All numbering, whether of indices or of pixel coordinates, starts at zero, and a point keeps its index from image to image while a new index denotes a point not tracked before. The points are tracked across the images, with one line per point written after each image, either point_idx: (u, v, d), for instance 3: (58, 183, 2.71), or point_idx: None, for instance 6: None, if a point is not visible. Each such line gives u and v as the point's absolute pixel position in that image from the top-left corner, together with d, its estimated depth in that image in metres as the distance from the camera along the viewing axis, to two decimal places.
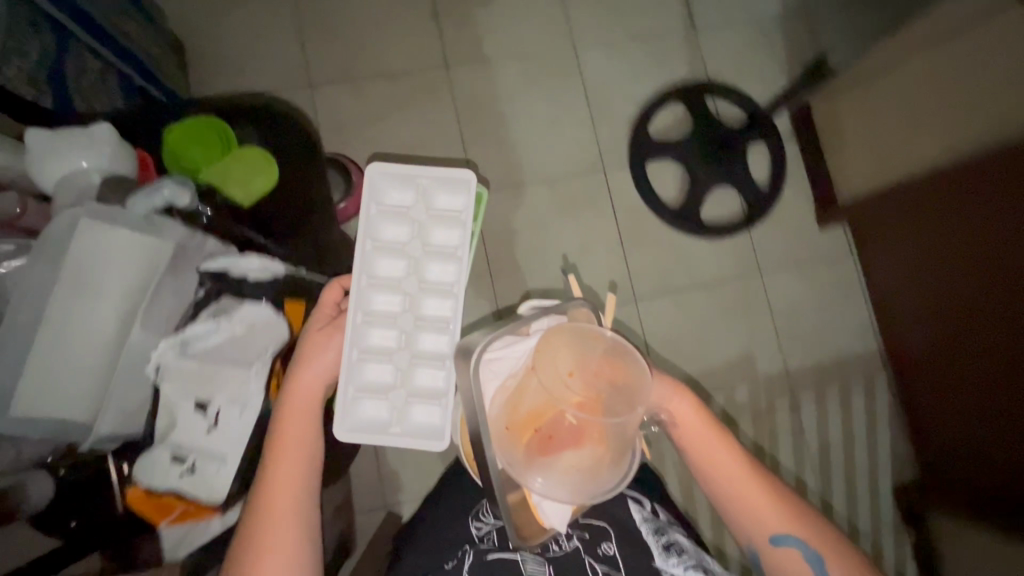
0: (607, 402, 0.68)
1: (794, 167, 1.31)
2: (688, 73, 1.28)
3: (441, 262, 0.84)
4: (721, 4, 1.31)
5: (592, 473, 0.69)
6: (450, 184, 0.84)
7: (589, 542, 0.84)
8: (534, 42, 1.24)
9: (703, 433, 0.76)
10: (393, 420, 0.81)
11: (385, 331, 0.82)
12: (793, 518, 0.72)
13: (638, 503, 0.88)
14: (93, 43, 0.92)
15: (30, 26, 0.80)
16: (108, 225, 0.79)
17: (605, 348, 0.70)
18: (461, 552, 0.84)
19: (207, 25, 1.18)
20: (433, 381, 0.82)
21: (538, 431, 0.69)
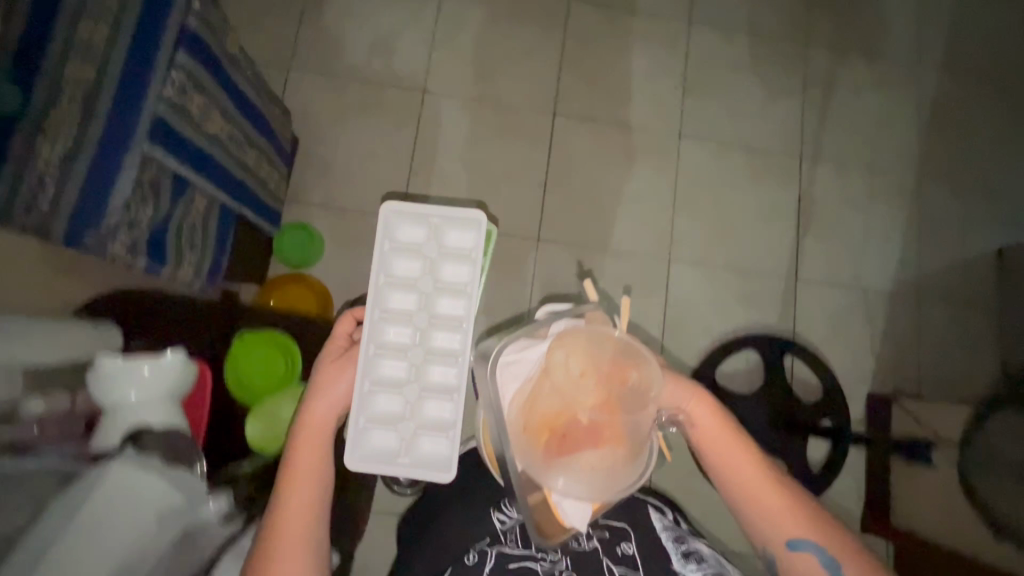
0: (623, 403, 0.61)
1: (854, 456, 1.15)
2: (776, 318, 1.19)
3: (452, 297, 0.66)
4: (836, 254, 1.23)
5: (612, 478, 0.61)
6: (463, 220, 0.66)
7: (609, 542, 0.75)
8: (633, 240, 1.20)
9: (721, 435, 0.66)
10: (400, 452, 0.64)
11: (394, 364, 0.65)
12: (826, 528, 0.63)
13: (659, 511, 0.80)
14: (214, 192, 0.77)
15: (155, 187, 0.66)
16: (146, 474, 0.50)
17: (619, 347, 0.63)
18: (483, 546, 0.75)
19: (323, 127, 1.16)
20: (444, 420, 0.64)
21: (555, 433, 0.60)
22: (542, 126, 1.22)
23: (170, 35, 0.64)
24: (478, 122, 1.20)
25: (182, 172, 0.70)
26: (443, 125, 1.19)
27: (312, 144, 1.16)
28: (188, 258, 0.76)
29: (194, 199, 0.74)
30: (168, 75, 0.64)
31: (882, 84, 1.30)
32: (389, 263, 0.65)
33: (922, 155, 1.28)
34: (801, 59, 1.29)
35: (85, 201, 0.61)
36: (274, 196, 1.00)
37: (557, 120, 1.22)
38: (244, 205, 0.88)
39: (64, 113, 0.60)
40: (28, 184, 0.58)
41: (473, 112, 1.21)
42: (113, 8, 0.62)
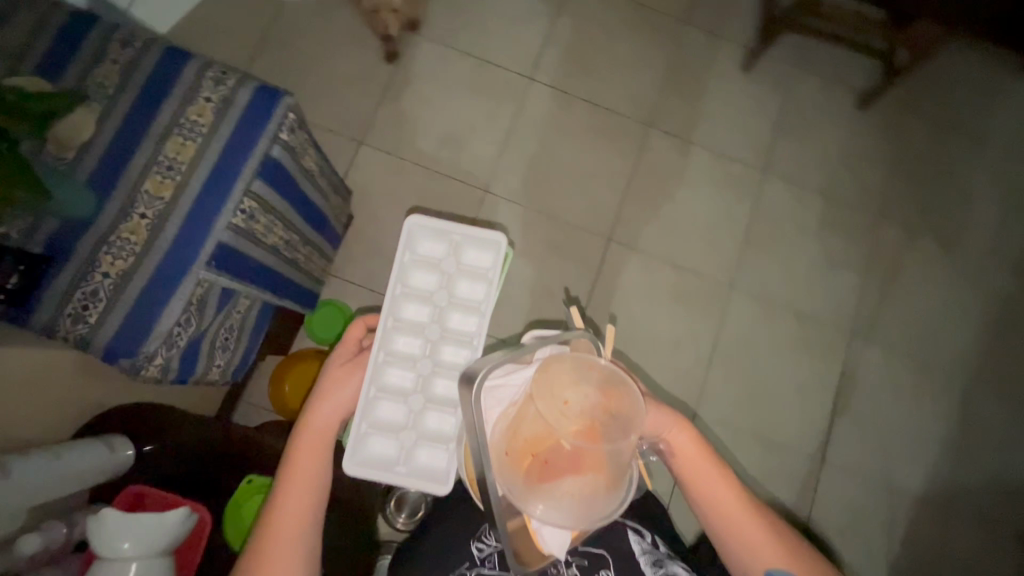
0: (604, 432, 0.52)
1: None
2: (795, 493, 1.14)
3: (464, 313, 0.73)
4: (871, 437, 1.18)
5: (592, 505, 0.54)
6: (481, 241, 0.73)
7: (588, 570, 0.72)
8: (663, 378, 1.17)
9: (701, 467, 0.67)
10: (399, 460, 0.69)
11: (403, 372, 0.70)
12: (791, 552, 0.66)
13: (637, 532, 0.76)
14: (258, 293, 0.75)
15: (202, 299, 0.64)
16: None
17: (603, 374, 0.56)
18: (460, 573, 0.72)
19: (380, 201, 1.17)
20: (445, 428, 0.70)
21: (537, 457, 0.52)
22: (597, 248, 1.21)
23: (251, 164, 0.64)
24: (535, 228, 1.20)
25: (231, 281, 0.68)
26: (503, 224, 1.20)
27: (366, 220, 1.16)
28: (223, 357, 0.75)
29: (237, 302, 0.72)
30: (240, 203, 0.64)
31: (952, 265, 1.26)
32: (408, 275, 0.72)
33: (984, 341, 1.23)
34: (870, 229, 1.26)
35: (131, 319, 0.60)
36: (314, 278, 0.97)
37: (613, 240, 1.22)
38: (288, 299, 0.88)
39: (130, 235, 0.61)
40: (81, 290, 0.59)
41: (532, 215, 1.21)
42: (200, 136, 0.64)
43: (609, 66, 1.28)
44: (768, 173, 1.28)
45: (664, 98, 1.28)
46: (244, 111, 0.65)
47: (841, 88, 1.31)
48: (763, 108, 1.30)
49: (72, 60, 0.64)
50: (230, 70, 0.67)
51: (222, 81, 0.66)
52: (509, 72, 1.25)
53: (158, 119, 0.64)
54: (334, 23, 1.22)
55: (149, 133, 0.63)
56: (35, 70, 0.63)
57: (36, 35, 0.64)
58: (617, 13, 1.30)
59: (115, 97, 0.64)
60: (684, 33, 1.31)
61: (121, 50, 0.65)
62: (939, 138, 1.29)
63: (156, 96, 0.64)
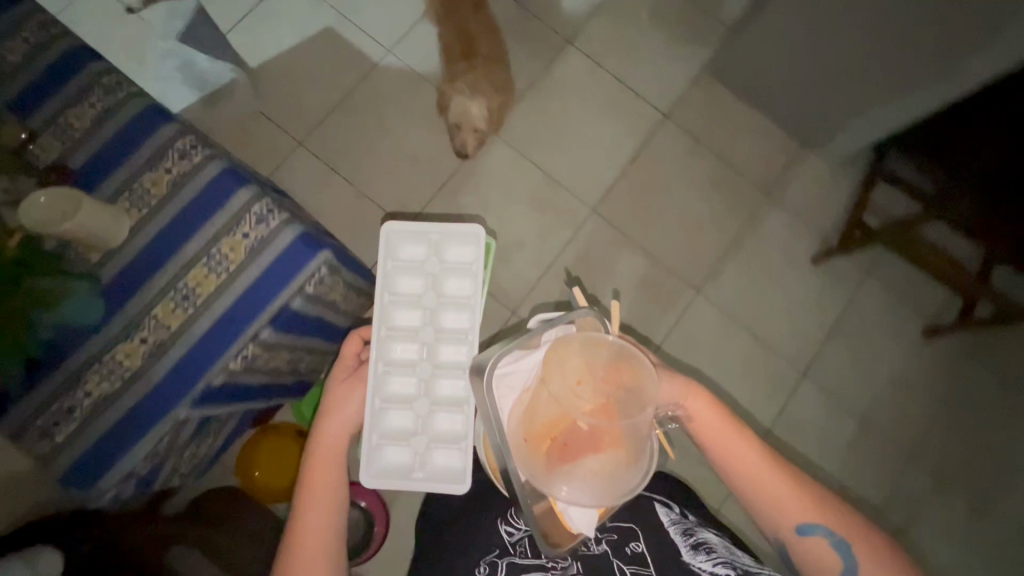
0: (620, 405, 0.55)
1: None
2: None
3: (456, 310, 0.76)
4: None
5: (614, 480, 0.55)
6: (461, 237, 0.77)
7: (617, 543, 0.69)
8: None
9: (724, 429, 0.65)
10: (416, 466, 0.71)
11: (405, 380, 0.73)
12: (819, 505, 0.62)
13: (665, 506, 0.75)
14: (243, 408, 0.73)
15: (178, 431, 0.62)
16: None
17: (612, 353, 0.58)
18: (492, 558, 0.70)
19: None
20: (454, 427, 0.73)
21: (556, 440, 0.55)
22: None
23: (269, 312, 0.62)
24: None
25: (215, 410, 0.65)
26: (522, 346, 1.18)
27: None
28: (191, 463, 0.73)
29: (218, 422, 0.70)
30: (245, 349, 0.62)
31: (980, 532, 1.15)
32: (395, 282, 0.75)
33: None
34: (898, 466, 1.18)
35: (102, 444, 0.58)
36: (317, 373, 0.94)
37: None
38: (277, 398, 0.85)
39: (123, 357, 0.59)
40: (61, 405, 0.58)
41: None
42: (226, 271, 0.62)
43: (675, 217, 1.24)
44: (807, 375, 1.20)
45: (722, 266, 1.23)
46: (279, 256, 0.63)
47: (909, 308, 1.22)
48: (820, 305, 1.23)
49: (124, 163, 0.62)
50: (279, 206, 0.64)
51: (267, 218, 0.63)
52: (573, 198, 1.22)
53: (190, 243, 0.62)
54: (416, 100, 1.21)
55: (176, 257, 0.62)
56: (83, 168, 0.62)
57: (96, 129, 0.63)
58: (699, 165, 1.26)
59: (156, 209, 0.62)
60: (761, 205, 1.25)
61: (178, 161, 0.63)
62: (1002, 394, 1.19)
63: (197, 217, 0.62)
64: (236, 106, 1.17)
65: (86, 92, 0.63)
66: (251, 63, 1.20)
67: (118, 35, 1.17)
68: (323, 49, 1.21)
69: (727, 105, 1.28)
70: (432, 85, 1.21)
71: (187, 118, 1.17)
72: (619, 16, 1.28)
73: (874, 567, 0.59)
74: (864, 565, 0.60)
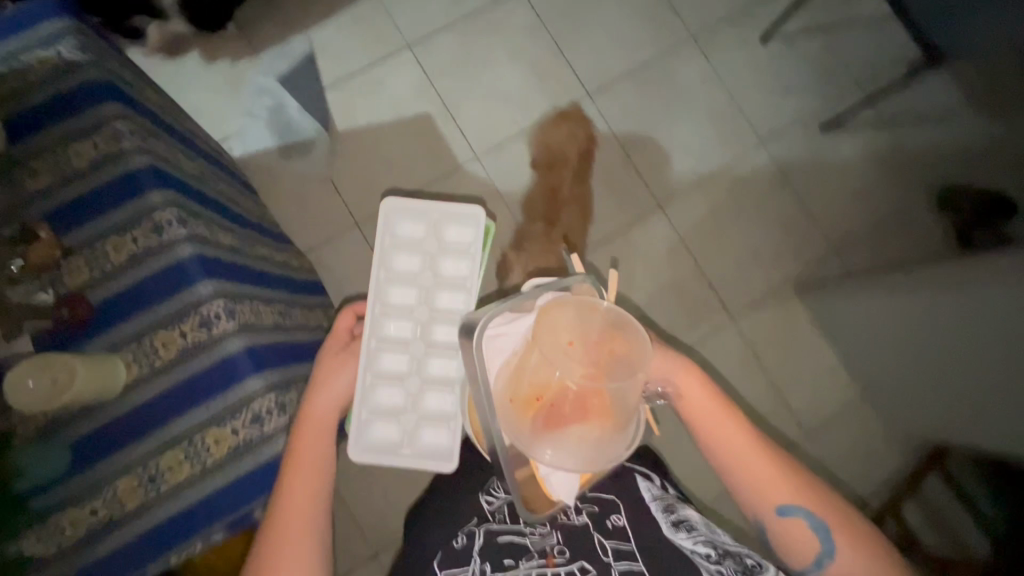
0: (610, 370, 0.54)
1: None
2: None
3: (451, 290, 0.73)
4: None
5: (600, 445, 0.55)
6: (462, 216, 0.74)
7: (598, 516, 0.69)
8: None
9: (710, 406, 0.68)
10: (403, 442, 0.69)
11: (396, 357, 0.69)
12: (800, 483, 0.65)
13: (646, 481, 0.76)
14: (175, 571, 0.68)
15: None
16: None
17: (607, 319, 0.56)
18: (471, 527, 0.70)
19: None
20: (444, 408, 0.69)
21: (543, 401, 0.54)
22: None
23: (228, 520, 0.58)
24: None
25: None
26: None
27: None
28: None
29: None
30: (191, 549, 0.58)
31: None
32: (390, 261, 0.72)
33: None
34: None
35: None
36: None
37: None
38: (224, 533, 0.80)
39: (67, 525, 0.55)
40: None
41: None
42: (202, 464, 0.57)
43: None
44: None
45: None
46: (259, 465, 0.59)
47: None
48: None
49: (142, 314, 0.58)
50: (283, 405, 0.60)
51: (264, 418, 0.59)
52: None
53: (176, 421, 0.58)
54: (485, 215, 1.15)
55: (157, 432, 0.57)
56: (100, 305, 0.58)
57: (129, 269, 0.59)
58: (749, 381, 1.17)
59: (156, 373, 0.58)
60: (798, 446, 1.16)
61: (196, 328, 0.58)
62: None
63: (194, 394, 0.58)
64: (309, 165, 1.14)
65: (134, 225, 0.59)
66: (339, 126, 1.15)
67: (221, 59, 1.14)
68: (413, 132, 1.16)
69: (800, 327, 1.19)
70: (508, 206, 1.15)
71: (256, 160, 1.13)
72: (723, 196, 1.20)
73: (845, 542, 0.62)
74: (837, 540, 0.62)
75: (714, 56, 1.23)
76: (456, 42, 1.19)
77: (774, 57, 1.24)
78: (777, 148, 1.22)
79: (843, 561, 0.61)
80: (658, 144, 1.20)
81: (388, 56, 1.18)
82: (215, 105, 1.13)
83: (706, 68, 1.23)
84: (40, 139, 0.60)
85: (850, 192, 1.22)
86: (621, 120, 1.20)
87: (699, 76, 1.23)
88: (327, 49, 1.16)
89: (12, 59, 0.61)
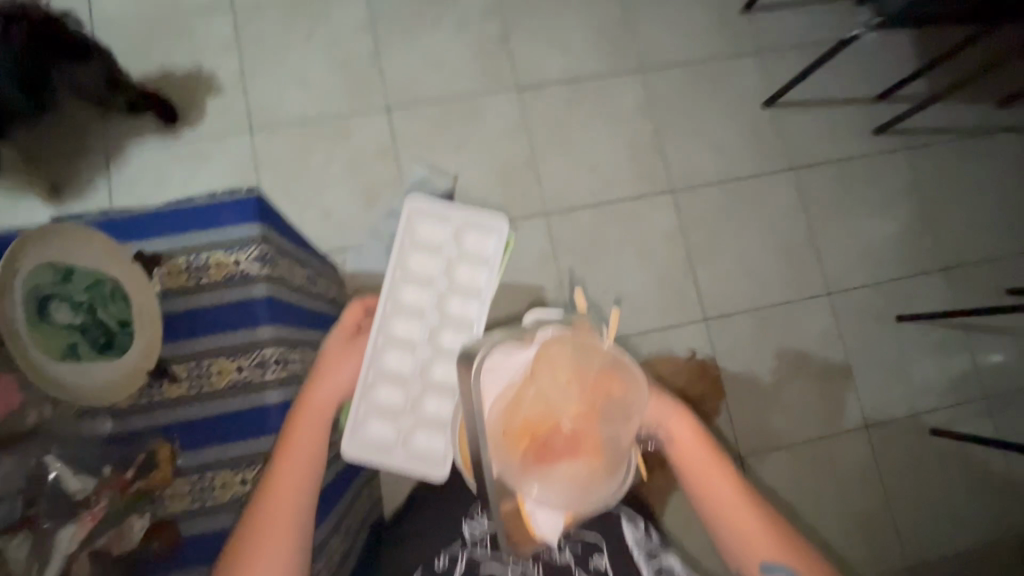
0: (604, 415, 0.53)
1: None
2: None
3: (463, 299, 0.76)
4: None
5: (588, 486, 0.53)
6: (484, 227, 0.76)
7: (580, 555, 0.75)
8: None
9: (704, 458, 0.67)
10: (398, 442, 0.72)
11: (400, 358, 0.72)
12: (782, 541, 0.63)
13: (631, 521, 0.77)
14: None
15: None
16: None
17: (605, 361, 0.55)
18: (455, 550, 0.76)
19: None
20: (441, 413, 0.73)
21: (537, 439, 0.52)
22: None
23: None
24: None
25: None
26: None
27: None
28: None
29: None
30: None
31: None
32: (406, 260, 0.75)
33: None
34: None
35: None
36: None
37: None
38: None
39: None
40: None
41: None
42: None
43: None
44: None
45: None
46: None
47: None
48: None
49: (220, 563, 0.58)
50: None
51: None
52: None
53: None
54: None
55: None
56: (189, 536, 0.59)
57: (230, 512, 0.60)
58: None
59: None
60: None
61: None
62: None
63: None
64: None
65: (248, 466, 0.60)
66: None
67: (373, 173, 1.17)
68: (525, 299, 1.15)
69: None
70: None
71: (369, 280, 1.14)
72: (807, 462, 1.15)
73: None
74: None
75: (841, 317, 1.21)
76: (594, 225, 1.19)
77: (900, 336, 1.21)
78: (878, 430, 1.18)
79: None
80: (762, 389, 1.16)
81: (526, 217, 1.18)
82: (349, 217, 1.16)
83: (830, 325, 1.20)
84: (189, 345, 0.61)
85: (939, 502, 1.16)
86: (730, 352, 1.17)
87: (821, 330, 1.20)
88: (471, 194, 1.18)
89: (195, 254, 0.62)
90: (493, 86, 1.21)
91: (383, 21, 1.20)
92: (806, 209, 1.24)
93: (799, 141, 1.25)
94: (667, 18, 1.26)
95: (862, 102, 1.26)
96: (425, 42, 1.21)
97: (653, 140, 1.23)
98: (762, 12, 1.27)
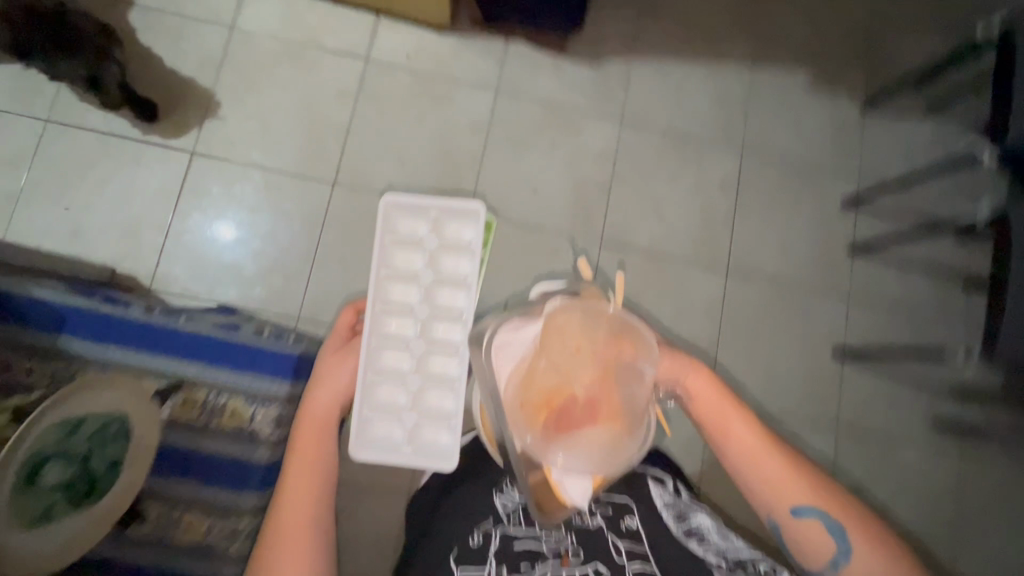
0: (616, 374, 0.57)
1: None
2: None
3: (452, 288, 0.79)
4: None
5: (615, 449, 0.56)
6: (461, 213, 0.79)
7: (612, 518, 0.79)
8: None
9: (723, 408, 0.71)
10: (404, 440, 0.77)
11: (396, 355, 0.78)
12: (805, 478, 0.67)
13: (659, 489, 0.86)
14: None
15: None
16: None
17: (612, 326, 0.60)
18: (486, 526, 0.77)
19: None
20: (443, 405, 0.78)
21: (556, 406, 0.55)
22: None
23: None
24: None
25: None
26: None
27: None
28: None
29: None
30: None
31: None
32: (389, 255, 0.78)
33: None
34: None
35: None
36: None
37: None
38: None
39: None
40: None
41: None
42: None
43: None
44: None
45: None
46: None
47: None
48: None
49: None
50: None
51: None
52: None
53: None
54: None
55: None
56: None
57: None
58: None
59: None
60: None
61: None
62: None
63: None
64: None
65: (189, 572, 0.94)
66: None
67: None
68: None
69: None
70: None
71: None
72: None
73: (864, 540, 0.64)
74: (856, 542, 0.64)
75: None
76: None
77: None
78: None
79: (863, 563, 0.63)
80: None
81: None
82: None
83: None
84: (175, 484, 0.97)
85: None
86: None
87: None
88: None
89: (217, 410, 1.01)
90: (578, 230, 1.19)
91: (498, 127, 1.20)
92: (839, 474, 1.16)
93: (856, 401, 1.20)
94: (770, 227, 1.23)
95: (933, 387, 1.20)
96: (529, 162, 1.20)
97: (711, 340, 1.19)
98: (864, 257, 1.24)
